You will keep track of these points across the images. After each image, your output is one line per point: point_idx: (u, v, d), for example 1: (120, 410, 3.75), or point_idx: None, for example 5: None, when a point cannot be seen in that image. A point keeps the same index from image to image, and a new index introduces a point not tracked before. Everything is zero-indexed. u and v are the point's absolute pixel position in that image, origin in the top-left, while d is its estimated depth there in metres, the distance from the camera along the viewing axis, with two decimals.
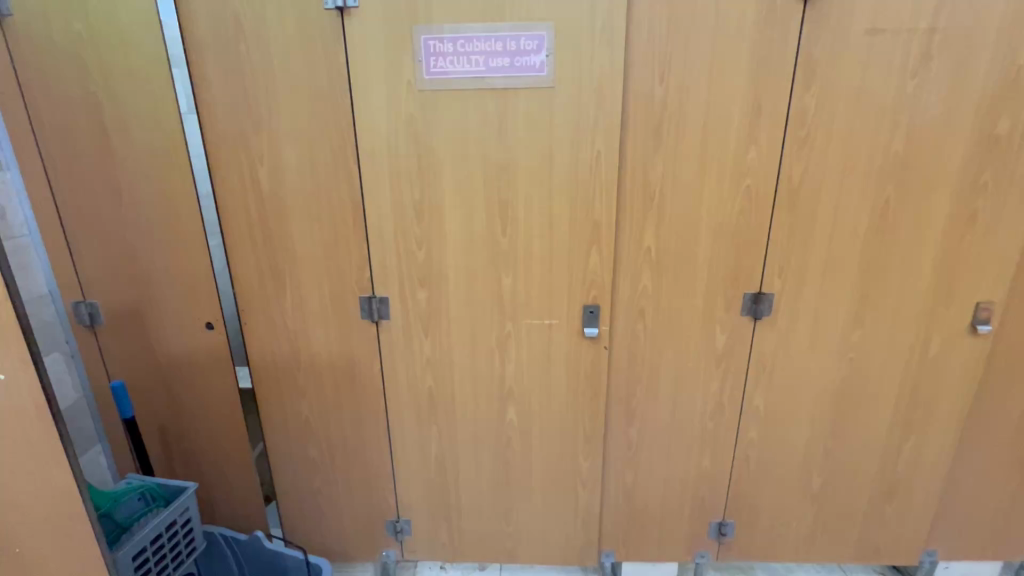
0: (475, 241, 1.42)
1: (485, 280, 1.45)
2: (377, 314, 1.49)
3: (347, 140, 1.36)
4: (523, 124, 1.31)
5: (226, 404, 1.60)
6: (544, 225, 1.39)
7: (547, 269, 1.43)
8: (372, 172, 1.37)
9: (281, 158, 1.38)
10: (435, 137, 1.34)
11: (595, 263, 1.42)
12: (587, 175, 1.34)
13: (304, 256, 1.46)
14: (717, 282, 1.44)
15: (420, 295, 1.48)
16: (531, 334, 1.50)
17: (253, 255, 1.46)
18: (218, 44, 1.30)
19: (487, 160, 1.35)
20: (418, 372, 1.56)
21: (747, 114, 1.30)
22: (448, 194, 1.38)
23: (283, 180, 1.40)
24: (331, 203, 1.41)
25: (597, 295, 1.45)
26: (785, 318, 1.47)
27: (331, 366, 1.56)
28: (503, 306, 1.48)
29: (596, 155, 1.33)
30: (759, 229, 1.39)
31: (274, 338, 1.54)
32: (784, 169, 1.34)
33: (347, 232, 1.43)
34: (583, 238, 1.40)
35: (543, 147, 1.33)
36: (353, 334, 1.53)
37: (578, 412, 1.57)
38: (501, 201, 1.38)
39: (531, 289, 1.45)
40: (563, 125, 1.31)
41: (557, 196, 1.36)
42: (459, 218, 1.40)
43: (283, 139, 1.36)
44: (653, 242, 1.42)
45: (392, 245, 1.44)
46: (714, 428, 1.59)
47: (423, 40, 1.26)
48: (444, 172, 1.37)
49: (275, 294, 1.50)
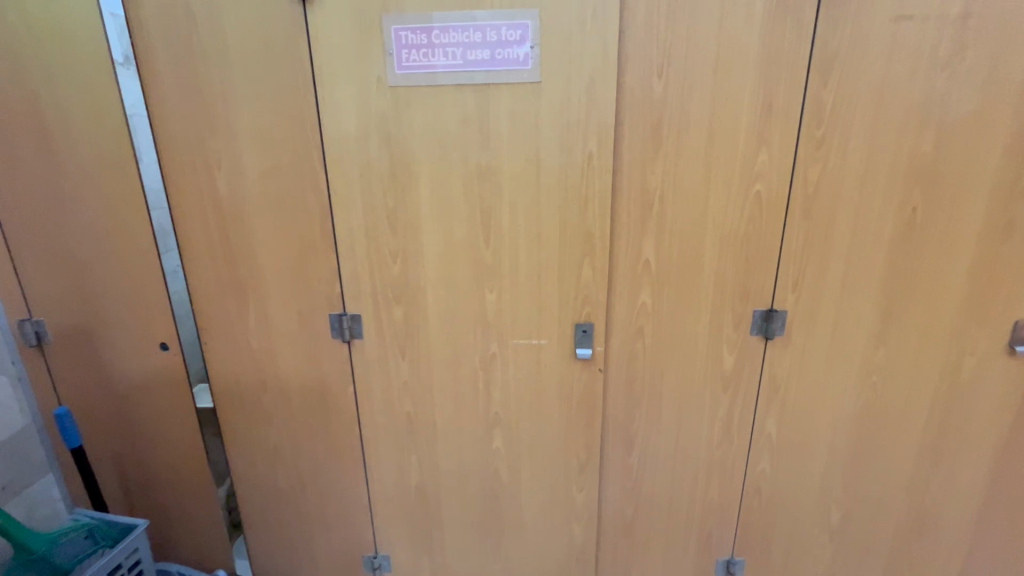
0: (456, 253, 1.28)
1: (467, 295, 1.32)
2: (348, 332, 1.36)
3: (313, 142, 1.23)
4: (506, 124, 1.18)
5: (186, 431, 1.46)
6: (530, 235, 1.25)
7: (535, 284, 1.29)
8: (341, 177, 1.24)
9: (241, 162, 1.25)
10: (409, 139, 1.21)
11: (588, 277, 1.28)
12: (579, 179, 1.20)
13: (269, 270, 1.33)
14: (724, 298, 1.30)
15: (396, 312, 1.35)
16: (519, 355, 1.36)
17: (212, 269, 1.33)
18: (168, 38, 1.17)
19: (466, 162, 1.21)
20: (395, 396, 1.42)
21: (756, 112, 1.16)
22: (425, 201, 1.25)
23: (243, 186, 1.27)
24: (296, 212, 1.28)
25: (591, 312, 1.31)
26: (799, 338, 1.33)
27: (301, 389, 1.43)
28: (488, 326, 1.34)
29: (588, 158, 1.19)
30: (771, 240, 1.25)
31: (238, 359, 1.41)
32: (799, 173, 1.20)
33: (314, 243, 1.30)
34: (574, 250, 1.26)
35: (529, 150, 1.19)
36: (324, 355, 1.40)
37: (571, 440, 1.43)
38: (484, 209, 1.24)
39: (517, 305, 1.32)
40: (551, 125, 1.17)
41: (545, 203, 1.23)
42: (437, 228, 1.27)
43: (243, 142, 1.24)
44: (652, 254, 1.28)
45: (365, 258, 1.30)
46: (722, 457, 1.45)
47: (394, 31, 1.13)
48: (421, 177, 1.23)
49: (238, 311, 1.37)
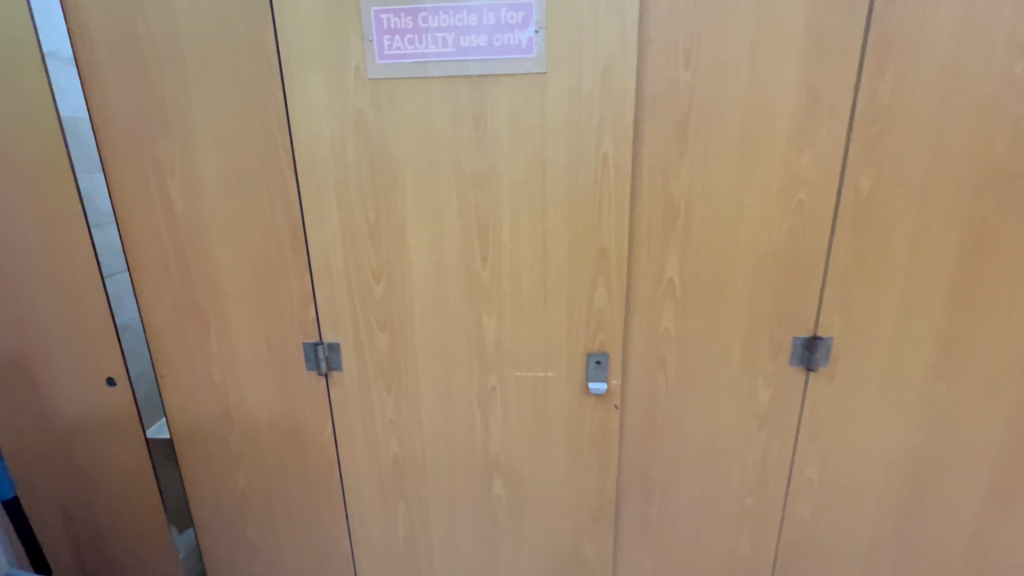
0: (448, 273, 1.11)
1: (461, 321, 1.14)
2: (325, 364, 1.18)
3: (281, 144, 1.05)
4: (505, 122, 1.00)
5: (141, 476, 1.28)
6: (534, 252, 1.08)
7: (539, 308, 1.11)
8: (314, 186, 1.07)
9: (197, 168, 1.08)
10: (393, 140, 1.03)
11: (601, 300, 1.10)
12: (591, 187, 1.03)
13: (233, 293, 1.15)
14: (759, 324, 1.12)
15: (379, 340, 1.17)
16: (521, 389, 1.18)
17: (167, 292, 1.16)
18: (110, 23, 1.00)
19: (460, 167, 1.04)
20: (379, 437, 1.24)
21: (799, 107, 0.99)
22: (411, 213, 1.07)
23: (201, 196, 1.09)
24: (263, 226, 1.10)
25: (606, 340, 1.13)
26: (846, 368, 1.15)
27: (271, 429, 1.25)
28: (486, 356, 1.16)
29: (603, 162, 1.01)
30: (815, 256, 1.07)
31: (198, 394, 1.22)
32: (849, 178, 1.02)
33: (284, 262, 1.12)
34: (586, 269, 1.08)
35: (533, 153, 1.02)
36: (297, 390, 1.21)
37: (582, 486, 1.24)
38: (480, 222, 1.07)
39: (519, 332, 1.14)
40: (559, 123, 1.00)
41: (551, 215, 1.05)
42: (425, 244, 1.09)
43: (199, 145, 1.06)
44: (676, 273, 1.10)
45: (343, 279, 1.13)
46: (755, 505, 1.26)
47: (374, 13, 0.96)
48: (406, 185, 1.06)
49: (198, 340, 1.19)
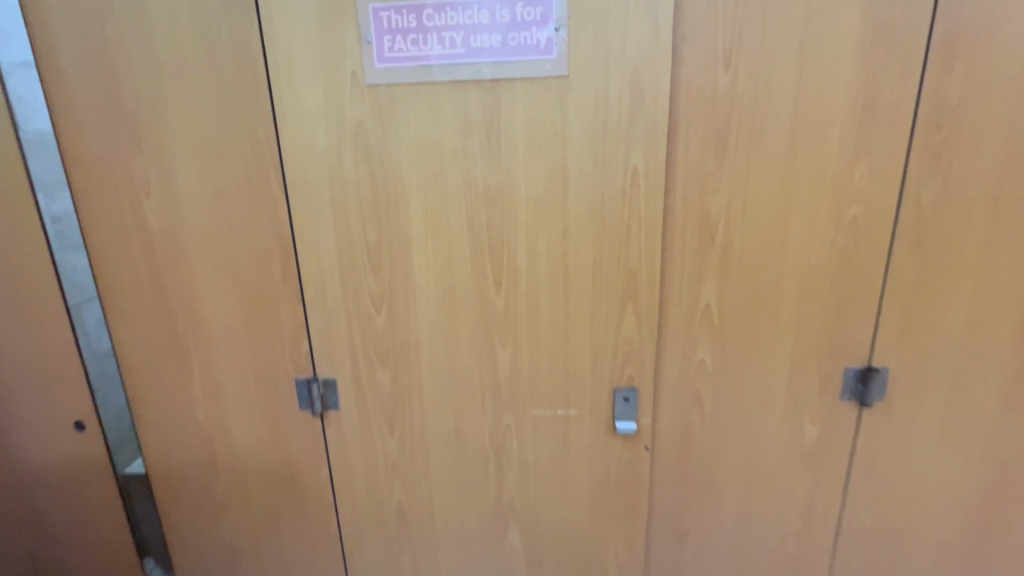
0: (457, 301, 0.99)
1: (472, 355, 1.02)
2: (320, 402, 1.06)
3: (269, 159, 0.94)
4: (521, 132, 0.89)
5: (114, 529, 1.15)
6: (555, 278, 0.96)
7: (560, 339, 0.99)
8: (307, 205, 0.95)
9: (175, 187, 0.96)
10: (395, 153, 0.92)
11: (630, 330, 0.98)
12: (619, 204, 0.91)
13: (217, 326, 1.03)
14: (806, 354, 1.00)
15: (380, 376, 1.04)
16: (540, 429, 1.05)
17: (144, 325, 1.04)
18: (75, 26, 0.89)
19: (471, 183, 0.92)
20: (381, 482, 1.11)
21: (853, 112, 0.88)
22: (416, 235, 0.96)
23: (179, 218, 0.98)
24: (249, 250, 0.99)
25: (635, 375, 1.01)
26: (905, 403, 1.02)
27: (261, 474, 1.12)
28: (501, 392, 1.03)
29: (632, 175, 0.90)
30: (870, 278, 0.95)
31: (179, 437, 1.10)
32: (909, 192, 0.91)
33: (274, 290, 1.00)
34: (613, 295, 0.96)
35: (553, 167, 0.90)
36: (289, 432, 1.09)
37: (608, 535, 1.11)
38: (493, 244, 0.95)
39: (537, 367, 1.01)
40: (582, 133, 0.88)
41: (574, 236, 0.93)
42: (432, 270, 0.97)
43: (177, 161, 0.95)
44: (714, 298, 0.98)
45: (339, 308, 1.01)
46: (800, 554, 1.13)
47: (373, 11, 0.85)
48: (410, 203, 0.94)
49: (178, 377, 1.06)
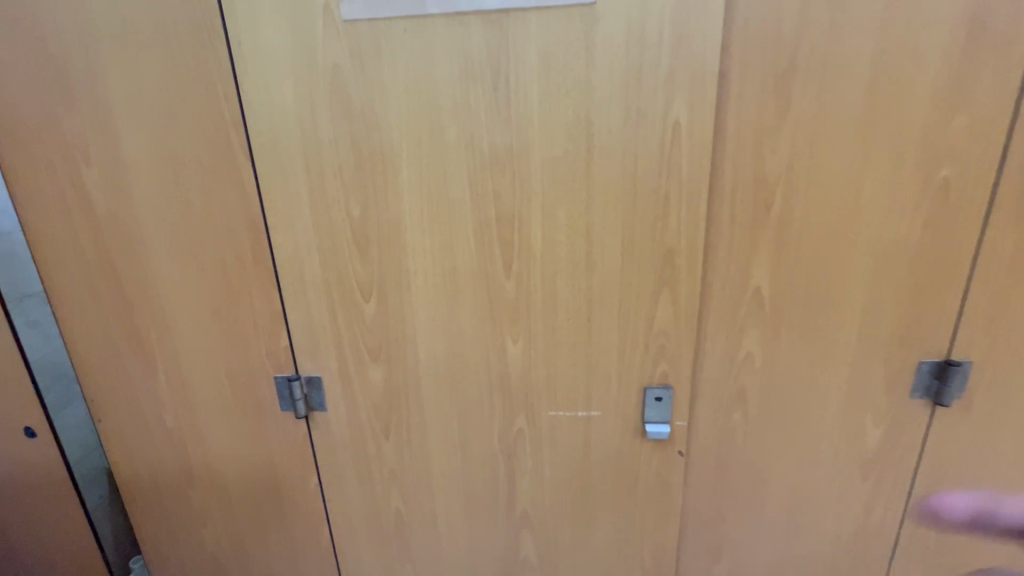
0: (459, 286, 0.83)
1: (478, 349, 0.87)
2: (304, 403, 0.92)
3: (229, 116, 0.77)
4: (535, 78, 0.72)
5: (79, 545, 1.02)
6: (575, 258, 0.80)
7: (581, 330, 0.84)
8: (278, 173, 0.79)
9: (120, 154, 0.81)
10: (380, 107, 0.75)
11: (665, 319, 0.82)
12: (654, 167, 0.75)
13: (180, 317, 0.89)
14: (873, 346, 0.85)
15: (372, 373, 0.90)
16: (558, 433, 0.91)
17: (96, 316, 0.89)
18: None
19: (473, 143, 0.76)
20: (376, 491, 0.98)
21: (954, 47, 0.70)
22: (409, 208, 0.80)
23: (128, 191, 0.82)
24: (212, 228, 0.83)
25: (669, 371, 0.86)
26: (988, 402, 0.87)
27: (242, 481, 0.99)
28: (512, 391, 0.89)
29: (673, 131, 0.73)
30: (958, 255, 0.79)
31: (145, 442, 0.97)
32: (1017, 148, 0.73)
33: (244, 275, 0.85)
34: (645, 279, 0.80)
35: (575, 122, 0.73)
36: (270, 435, 0.96)
37: (635, 547, 0.98)
38: (502, 217, 0.79)
39: (554, 362, 0.86)
40: (611, 78, 0.71)
41: (599, 207, 0.77)
42: (429, 250, 0.82)
43: (120, 122, 0.79)
44: (766, 281, 0.82)
45: (321, 295, 0.86)
46: (853, 568, 0.99)
47: None
48: (401, 169, 0.78)
49: (139, 377, 0.92)
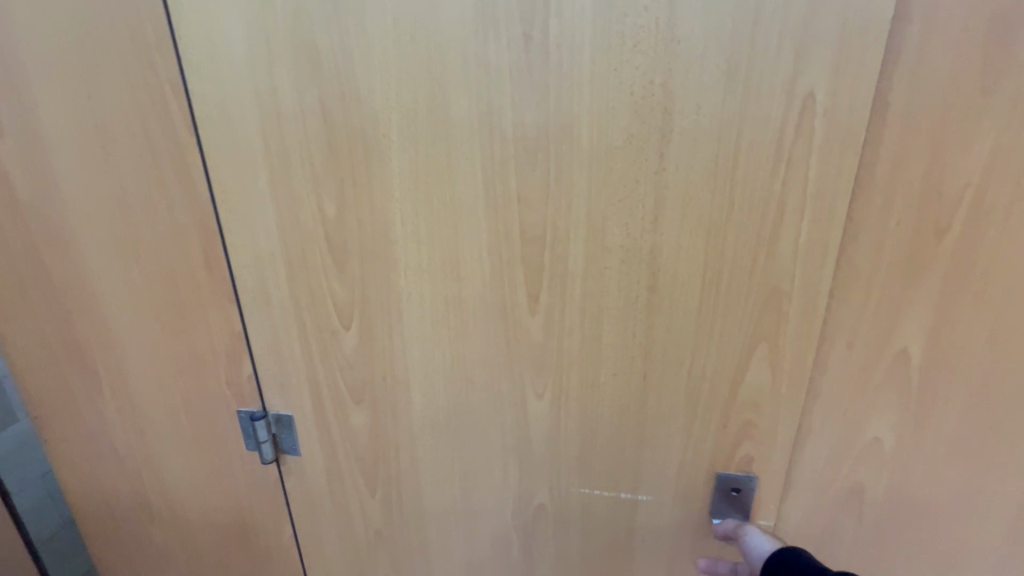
0: (467, 319, 0.61)
1: (490, 401, 0.65)
2: (273, 445, 0.73)
3: (166, 76, 0.56)
4: (588, 23, 0.47)
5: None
6: (632, 293, 0.56)
7: (634, 390, 0.60)
8: (229, 155, 0.58)
9: (33, 124, 0.61)
10: (362, 65, 0.52)
11: (758, 388, 0.57)
12: (765, 166, 0.49)
13: (124, 332, 0.71)
14: None
15: (355, 419, 0.70)
16: (592, 514, 0.68)
17: (30, 324, 0.73)
18: None
19: (493, 121, 0.52)
20: (360, 553, 0.79)
21: None
22: (401, 210, 0.57)
23: (48, 174, 0.63)
24: (153, 226, 0.63)
25: (755, 456, 0.61)
26: None
27: (204, 526, 0.82)
28: (534, 458, 0.67)
29: (802, 112, 0.46)
30: None
31: (97, 471, 0.81)
32: None
33: (195, 288, 0.66)
34: (733, 331, 0.55)
35: (645, 93, 0.48)
36: (235, 478, 0.77)
37: None
38: (529, 229, 0.55)
39: (594, 429, 0.63)
40: (708, 25, 0.45)
41: (673, 224, 0.52)
42: (427, 268, 0.59)
43: (30, 80, 0.59)
44: (923, 345, 0.54)
45: (289, 319, 0.65)
46: None
47: None
48: (391, 155, 0.55)
49: (86, 398, 0.76)
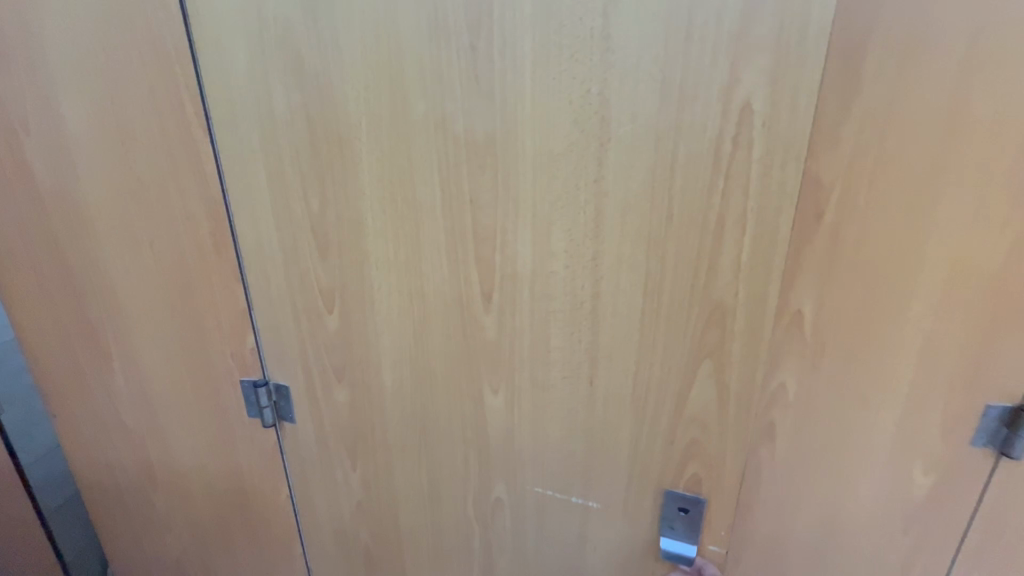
0: (428, 313, 0.64)
1: (451, 393, 0.68)
2: (273, 411, 0.81)
3: (183, 85, 0.64)
4: (527, 35, 0.48)
5: None
6: (577, 299, 0.56)
7: (582, 395, 0.60)
8: (235, 153, 0.66)
9: (74, 127, 0.72)
10: (335, 74, 0.57)
11: (705, 401, 0.56)
12: (704, 179, 0.47)
13: (148, 307, 0.81)
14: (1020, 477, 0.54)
15: (337, 396, 0.76)
16: (547, 515, 0.69)
17: (70, 300, 0.84)
18: None
19: (446, 127, 0.54)
20: (344, 522, 0.86)
21: None
22: (371, 207, 0.62)
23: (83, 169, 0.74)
24: (173, 215, 0.73)
25: (705, 474, 0.59)
26: None
27: (213, 486, 0.92)
28: (491, 453, 0.69)
29: (740, 125, 0.45)
30: None
31: (127, 431, 0.92)
32: None
33: (206, 270, 0.75)
34: (677, 344, 0.54)
35: (583, 102, 0.49)
36: (240, 443, 0.86)
37: None
38: (482, 230, 0.57)
39: (546, 431, 0.64)
40: (643, 36, 0.45)
41: (613, 232, 0.52)
42: (394, 262, 0.63)
43: (71, 91, 0.69)
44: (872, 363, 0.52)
45: (283, 301, 0.72)
46: None
47: None
48: (361, 156, 0.60)
49: (119, 365, 0.87)
